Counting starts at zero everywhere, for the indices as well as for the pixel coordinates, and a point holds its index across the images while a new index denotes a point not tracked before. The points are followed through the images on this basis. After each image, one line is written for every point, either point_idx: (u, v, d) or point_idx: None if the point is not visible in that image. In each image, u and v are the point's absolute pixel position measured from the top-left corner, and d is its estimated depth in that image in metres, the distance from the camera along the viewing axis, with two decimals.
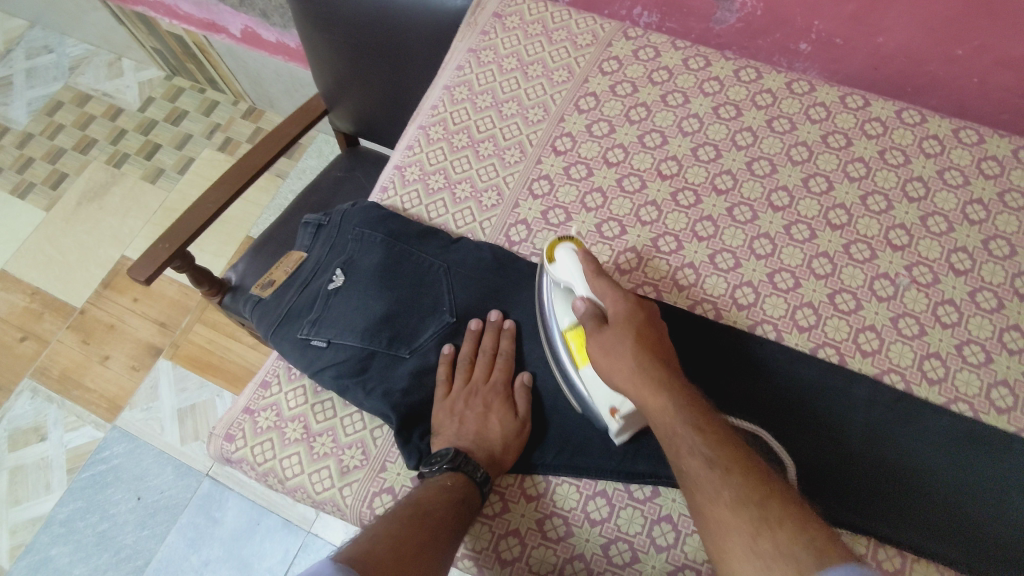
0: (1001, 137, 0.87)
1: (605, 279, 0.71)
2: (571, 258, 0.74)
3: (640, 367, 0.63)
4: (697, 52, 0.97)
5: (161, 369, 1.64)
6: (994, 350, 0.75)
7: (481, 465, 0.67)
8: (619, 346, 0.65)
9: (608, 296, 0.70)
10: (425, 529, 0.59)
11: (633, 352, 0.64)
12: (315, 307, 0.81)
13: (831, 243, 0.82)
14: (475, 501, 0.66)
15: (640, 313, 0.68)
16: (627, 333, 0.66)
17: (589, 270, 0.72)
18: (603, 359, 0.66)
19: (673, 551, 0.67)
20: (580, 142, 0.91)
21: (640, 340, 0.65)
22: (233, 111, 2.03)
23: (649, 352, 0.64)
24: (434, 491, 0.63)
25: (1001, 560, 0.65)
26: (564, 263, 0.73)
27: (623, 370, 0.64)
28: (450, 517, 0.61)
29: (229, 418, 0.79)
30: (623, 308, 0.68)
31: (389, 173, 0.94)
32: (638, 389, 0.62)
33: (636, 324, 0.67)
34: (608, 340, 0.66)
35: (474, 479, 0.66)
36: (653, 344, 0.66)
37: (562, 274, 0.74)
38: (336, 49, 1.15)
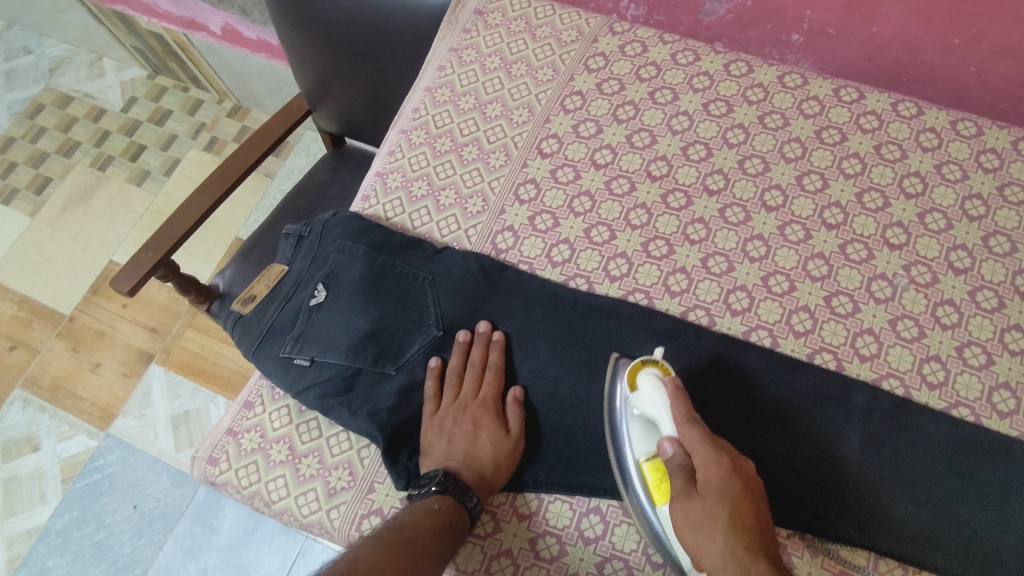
0: (999, 129, 0.84)
1: (695, 424, 0.61)
2: (656, 388, 0.64)
3: (737, 557, 0.53)
4: (686, 46, 0.94)
5: (152, 376, 1.62)
6: (996, 352, 0.73)
7: (470, 487, 0.65)
8: (709, 525, 0.55)
9: (697, 452, 0.59)
10: (408, 556, 0.57)
11: (728, 536, 0.54)
12: (298, 323, 0.79)
13: (827, 244, 0.79)
14: (463, 525, 0.64)
15: (735, 479, 0.57)
16: (721, 510, 0.55)
17: (676, 408, 0.62)
18: (692, 535, 0.56)
19: (670, 569, 0.66)
20: (567, 143, 0.89)
21: (735, 520, 0.54)
22: (217, 110, 2.00)
23: (747, 537, 0.54)
24: (420, 515, 0.61)
25: (1001, 570, 0.64)
26: (648, 396, 0.64)
27: (717, 558, 0.54)
28: (433, 546, 0.60)
29: (212, 440, 0.77)
30: (714, 473, 0.57)
31: (371, 180, 0.92)
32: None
33: (733, 498, 0.56)
34: (696, 515, 0.56)
35: (463, 503, 0.64)
36: (751, 523, 0.55)
37: (645, 405, 0.65)
38: (316, 49, 1.12)
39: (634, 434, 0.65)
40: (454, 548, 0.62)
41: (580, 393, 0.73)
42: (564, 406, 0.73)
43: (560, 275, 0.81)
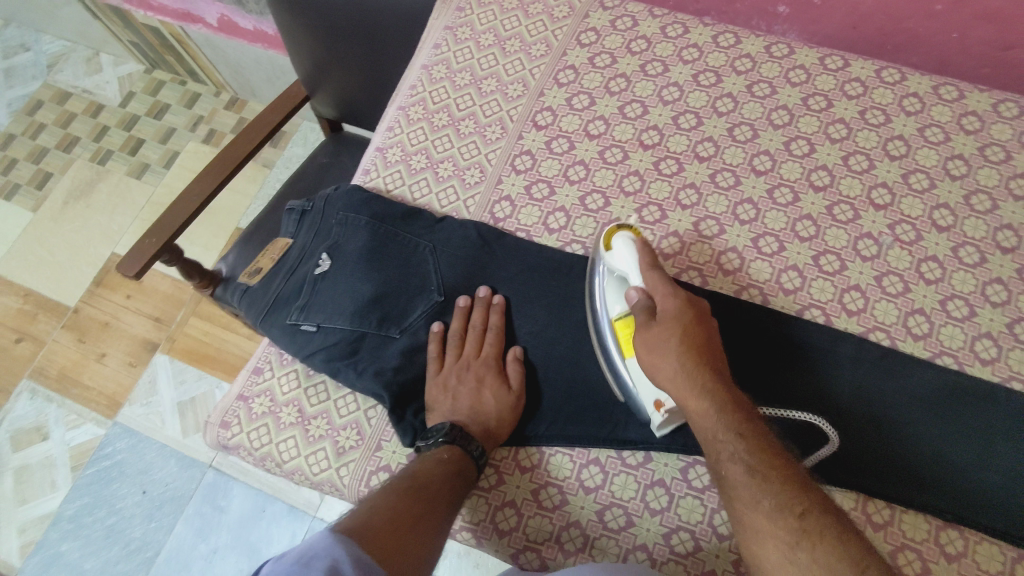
0: (981, 92, 0.87)
1: (659, 272, 0.68)
2: (627, 246, 0.71)
3: (685, 369, 0.62)
4: (675, 19, 0.97)
5: (158, 364, 1.64)
6: (978, 304, 0.76)
7: (472, 436, 0.69)
8: (664, 346, 0.64)
9: (658, 291, 0.67)
10: (422, 500, 0.60)
11: (678, 355, 0.63)
12: (303, 292, 0.82)
13: (814, 206, 0.82)
14: (472, 472, 0.67)
15: (690, 312, 0.66)
16: (675, 334, 0.64)
17: (644, 262, 0.69)
18: (648, 358, 0.65)
19: (667, 514, 0.69)
20: (561, 116, 0.91)
21: (686, 340, 0.63)
22: (215, 102, 2.02)
23: (696, 354, 0.63)
24: (428, 463, 0.65)
25: (984, 506, 0.67)
26: (620, 252, 0.71)
27: (669, 373, 0.63)
28: (446, 490, 0.63)
29: (223, 405, 0.79)
30: (672, 305, 0.66)
31: (371, 155, 0.94)
32: (681, 395, 0.62)
33: (685, 326, 0.64)
34: (653, 340, 0.65)
35: (469, 453, 0.67)
36: (702, 345, 0.64)
37: (617, 263, 0.71)
38: (312, 32, 1.14)
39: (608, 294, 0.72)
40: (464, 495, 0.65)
41: (578, 351, 0.76)
42: (563, 364, 0.75)
43: (556, 241, 0.83)
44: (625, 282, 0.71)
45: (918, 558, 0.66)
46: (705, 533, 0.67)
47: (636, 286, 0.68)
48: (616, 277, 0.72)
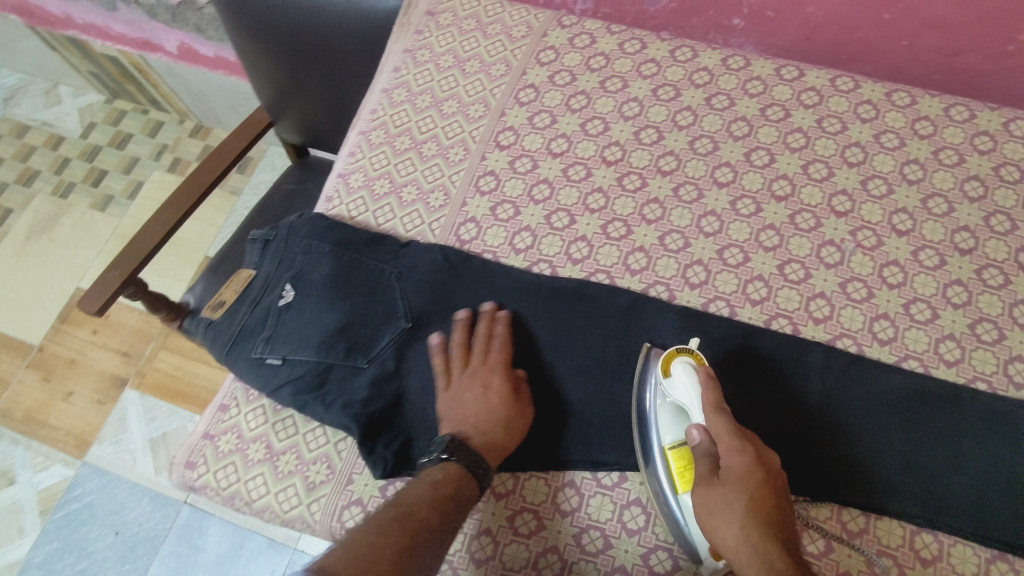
0: (931, 98, 0.88)
1: (723, 415, 0.62)
2: (690, 379, 0.66)
3: (750, 541, 0.55)
4: (632, 35, 0.97)
5: (128, 400, 1.60)
6: (940, 307, 0.77)
7: (482, 455, 0.67)
8: (727, 508, 0.58)
9: (721, 440, 0.61)
10: (408, 531, 0.58)
11: (743, 525, 0.56)
12: (267, 323, 0.80)
13: (777, 215, 0.83)
14: (471, 491, 0.65)
15: (758, 469, 0.59)
16: (739, 496, 0.57)
17: (707, 401, 0.64)
18: (709, 517, 0.59)
19: (644, 534, 0.68)
20: (523, 135, 0.91)
21: (754, 506, 0.57)
22: (179, 130, 1.99)
23: (764, 523, 0.56)
24: (421, 488, 0.63)
25: (956, 508, 0.67)
26: (681, 382, 0.66)
27: (732, 541, 0.57)
28: (434, 518, 0.60)
29: (188, 445, 0.77)
30: (737, 461, 0.59)
31: (333, 182, 0.93)
32: (750, 575, 0.55)
33: (753, 487, 0.58)
34: (715, 501, 0.59)
35: (469, 469, 0.66)
36: (772, 511, 0.57)
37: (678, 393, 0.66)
38: (271, 59, 1.13)
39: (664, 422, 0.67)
40: (459, 521, 0.62)
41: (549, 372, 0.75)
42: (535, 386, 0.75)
43: (524, 261, 0.83)
44: (685, 411, 0.67)
45: (894, 565, 0.67)
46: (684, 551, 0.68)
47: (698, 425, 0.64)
48: (674, 404, 0.67)
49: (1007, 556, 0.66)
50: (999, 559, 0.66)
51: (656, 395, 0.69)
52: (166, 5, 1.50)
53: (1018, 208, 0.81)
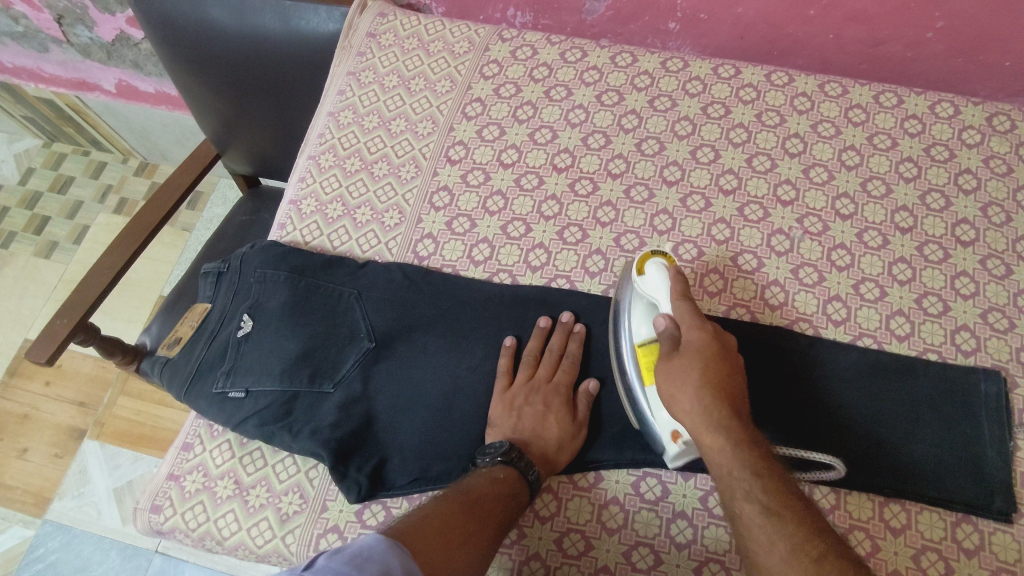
0: (862, 86, 0.92)
1: (688, 303, 0.67)
2: (662, 275, 0.70)
3: (703, 403, 0.62)
4: (572, 44, 0.99)
5: (88, 451, 1.54)
6: (887, 284, 0.80)
7: (533, 463, 0.67)
8: (685, 376, 0.64)
9: (684, 322, 0.66)
10: (473, 519, 0.60)
11: (699, 389, 0.63)
12: (226, 357, 0.79)
13: (726, 209, 0.85)
14: (525, 496, 0.66)
15: (714, 345, 0.65)
16: (697, 365, 0.64)
17: (675, 292, 0.68)
18: (666, 386, 0.64)
19: (624, 531, 0.70)
20: (473, 149, 0.92)
21: (707, 372, 0.63)
22: (123, 170, 1.94)
23: (717, 389, 0.63)
24: (483, 482, 0.64)
25: (920, 478, 0.69)
26: (652, 279, 0.70)
27: (686, 402, 0.63)
28: (496, 511, 0.62)
29: (152, 488, 0.75)
30: (697, 338, 0.65)
31: (285, 209, 0.92)
32: (697, 427, 0.62)
33: (709, 360, 0.64)
34: (672, 370, 0.65)
35: (525, 475, 0.66)
36: (723, 380, 0.64)
37: (651, 291, 0.70)
38: (214, 89, 1.12)
39: (634, 319, 0.70)
40: (516, 518, 0.64)
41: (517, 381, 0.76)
42: None
43: (484, 272, 0.83)
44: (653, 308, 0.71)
45: (867, 537, 0.69)
46: (665, 545, 0.69)
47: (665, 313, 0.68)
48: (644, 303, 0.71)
49: (971, 517, 0.68)
50: (965, 522, 0.68)
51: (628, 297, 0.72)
52: (100, 43, 1.47)
53: (950, 184, 0.85)
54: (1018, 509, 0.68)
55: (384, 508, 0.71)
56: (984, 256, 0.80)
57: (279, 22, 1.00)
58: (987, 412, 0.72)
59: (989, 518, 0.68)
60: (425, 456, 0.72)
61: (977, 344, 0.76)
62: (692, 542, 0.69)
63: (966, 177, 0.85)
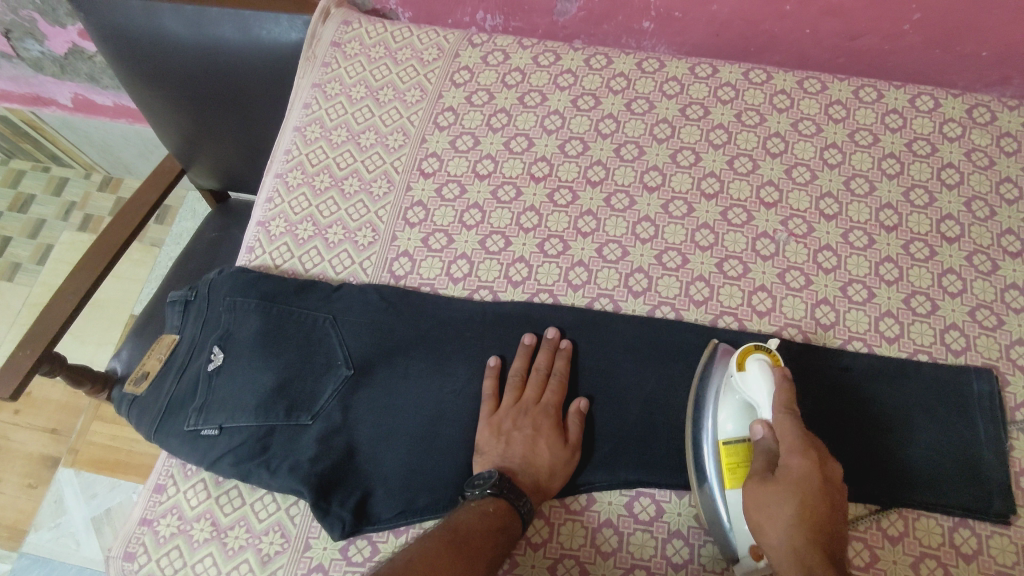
0: (841, 82, 0.90)
1: (792, 418, 0.60)
2: (764, 376, 0.63)
3: (793, 542, 0.55)
4: (545, 47, 0.96)
5: (62, 480, 1.48)
6: (875, 285, 0.78)
7: (523, 491, 0.65)
8: (776, 507, 0.57)
9: (784, 442, 0.59)
10: (463, 557, 0.58)
11: (790, 524, 0.56)
12: (198, 392, 0.76)
13: (709, 213, 0.83)
14: (517, 529, 0.63)
15: (818, 474, 0.57)
16: (791, 496, 0.57)
17: (779, 403, 0.62)
18: (756, 513, 0.59)
19: (619, 555, 0.68)
20: (447, 160, 0.89)
21: (806, 508, 0.56)
22: (86, 185, 1.86)
23: (811, 526, 0.55)
24: (473, 517, 0.61)
25: (916, 484, 0.68)
26: (753, 382, 0.64)
27: (774, 537, 0.57)
28: (487, 547, 0.60)
29: (125, 534, 0.71)
30: (797, 464, 0.58)
31: (253, 231, 0.88)
32: (786, 571, 0.55)
33: (808, 494, 0.56)
34: (765, 497, 0.58)
35: (517, 508, 0.64)
36: (822, 518, 0.56)
37: (750, 390, 0.64)
38: (174, 103, 1.08)
39: (724, 414, 0.66)
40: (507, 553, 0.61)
41: None
42: None
43: (463, 290, 0.80)
44: (750, 406, 0.65)
45: (866, 548, 0.67)
46: (661, 567, 0.67)
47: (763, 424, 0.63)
48: (741, 399, 0.66)
49: (968, 522, 0.67)
50: (962, 527, 0.67)
51: (723, 389, 0.68)
52: (53, 57, 1.41)
53: (933, 179, 0.83)
54: (1015, 510, 0.68)
55: (370, 543, 0.68)
56: (970, 252, 0.79)
57: (240, 33, 0.96)
58: (981, 412, 0.71)
59: (987, 520, 0.67)
60: (411, 486, 0.69)
61: (967, 343, 0.75)
62: (688, 562, 0.67)
63: (949, 172, 0.84)
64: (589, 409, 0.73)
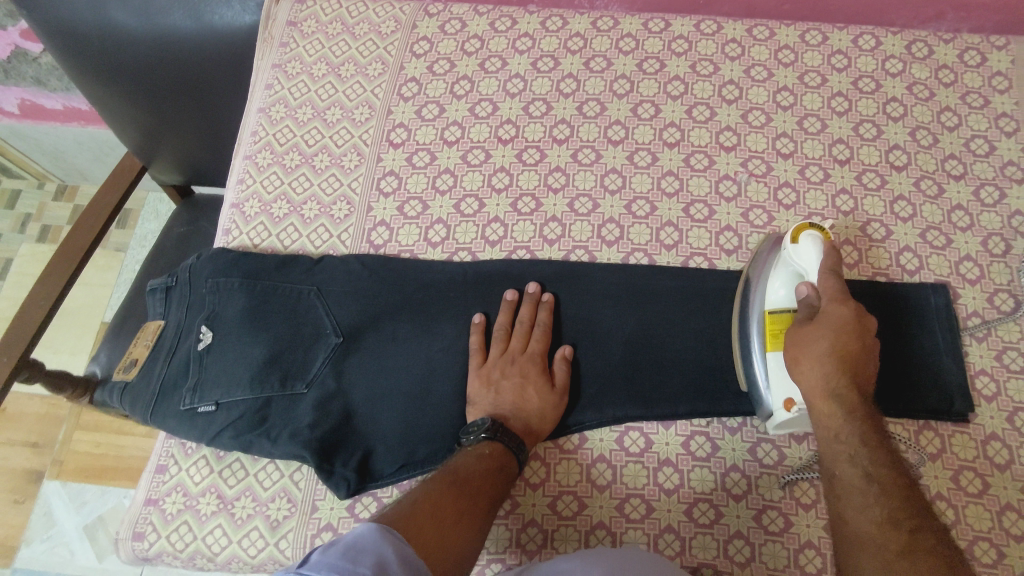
0: (788, 27, 0.94)
1: (836, 280, 0.64)
2: (815, 247, 0.66)
3: (825, 373, 0.60)
4: (501, 13, 0.97)
5: (49, 492, 1.44)
6: (832, 217, 0.83)
7: (518, 437, 0.68)
8: (814, 342, 0.62)
9: (827, 293, 0.63)
10: (466, 496, 0.60)
11: (824, 355, 0.61)
12: (190, 373, 0.77)
13: (673, 161, 0.86)
14: (513, 469, 0.66)
15: (856, 321, 0.62)
16: (828, 333, 0.61)
17: (828, 266, 0.65)
18: (792, 350, 0.63)
19: (614, 486, 0.72)
20: (414, 130, 0.90)
21: (843, 344, 0.61)
22: (40, 196, 1.80)
23: (845, 358, 0.60)
24: (471, 459, 0.64)
25: (884, 391, 0.74)
26: (804, 251, 0.67)
27: (806, 368, 0.62)
28: (487, 487, 0.62)
29: (131, 516, 0.72)
30: (837, 311, 0.62)
31: (227, 213, 0.89)
32: (813, 393, 0.61)
33: (846, 333, 0.61)
34: (803, 334, 0.63)
35: (511, 450, 0.66)
36: (854, 353, 0.61)
37: (799, 260, 0.67)
38: (130, 97, 1.07)
39: (775, 280, 0.69)
40: (506, 492, 0.64)
41: None
42: None
43: (442, 253, 0.82)
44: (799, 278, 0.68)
45: None
46: (654, 493, 0.71)
47: (809, 283, 0.65)
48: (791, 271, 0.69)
49: (931, 424, 0.73)
50: (925, 429, 0.73)
51: (777, 262, 0.70)
52: None
53: (879, 114, 0.88)
54: (973, 409, 0.73)
55: (375, 499, 0.71)
56: (917, 178, 0.84)
57: (193, 21, 0.95)
58: (939, 321, 0.76)
59: (949, 420, 0.73)
60: (409, 441, 0.72)
61: (920, 263, 0.80)
62: (679, 486, 0.71)
63: (893, 105, 0.88)
64: (573, 354, 0.75)
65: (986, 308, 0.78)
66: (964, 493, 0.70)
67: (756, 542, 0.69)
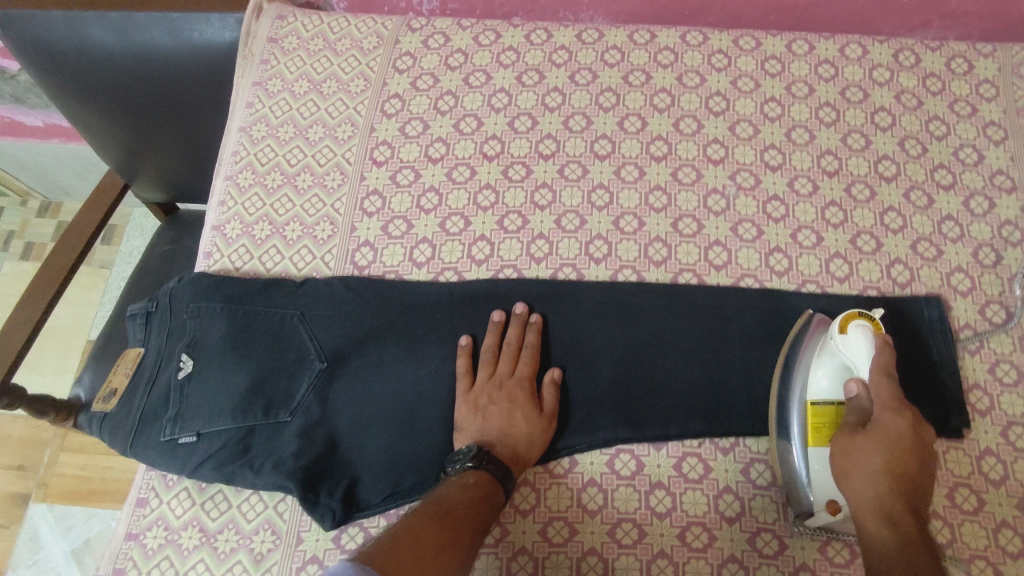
0: (774, 37, 0.93)
1: (890, 382, 0.62)
2: (866, 341, 0.64)
3: (875, 490, 0.58)
4: (484, 27, 0.96)
5: (35, 517, 1.41)
6: (823, 229, 0.82)
7: (505, 464, 0.66)
8: (865, 453, 0.60)
9: (881, 399, 0.61)
10: (449, 531, 0.58)
11: (874, 468, 0.58)
12: (170, 403, 0.75)
13: (660, 175, 0.85)
14: (500, 499, 0.65)
15: (911, 436, 0.60)
16: (880, 446, 0.59)
17: (881, 363, 0.63)
18: (839, 460, 0.61)
19: (605, 511, 0.70)
20: (398, 147, 0.89)
21: (895, 458, 0.58)
22: (23, 213, 1.77)
23: (897, 476, 0.58)
24: (455, 490, 0.63)
25: None
26: (853, 343, 0.65)
27: (856, 482, 0.59)
28: (471, 519, 0.60)
29: (111, 551, 0.70)
30: (890, 421, 0.60)
31: (208, 236, 0.87)
32: (863, 512, 0.58)
33: (899, 447, 0.59)
34: (851, 444, 0.61)
35: (498, 478, 0.65)
36: (908, 470, 0.58)
37: (849, 352, 0.65)
38: (110, 116, 1.05)
39: (819, 370, 0.66)
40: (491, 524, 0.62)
41: None
42: None
43: (428, 273, 0.81)
44: (846, 370, 0.66)
45: None
46: (646, 517, 0.70)
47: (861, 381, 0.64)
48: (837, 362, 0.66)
49: None
50: None
51: (820, 349, 0.68)
52: None
53: (868, 124, 0.87)
54: (968, 425, 0.72)
55: (361, 529, 0.69)
56: (907, 189, 0.83)
57: (171, 38, 0.94)
58: (933, 335, 0.75)
59: (943, 436, 0.72)
60: (396, 470, 0.70)
61: (911, 275, 0.79)
62: (671, 510, 0.70)
63: (881, 115, 0.87)
64: (561, 377, 0.74)
65: (978, 321, 0.77)
66: (960, 511, 0.69)
67: (750, 566, 0.67)
